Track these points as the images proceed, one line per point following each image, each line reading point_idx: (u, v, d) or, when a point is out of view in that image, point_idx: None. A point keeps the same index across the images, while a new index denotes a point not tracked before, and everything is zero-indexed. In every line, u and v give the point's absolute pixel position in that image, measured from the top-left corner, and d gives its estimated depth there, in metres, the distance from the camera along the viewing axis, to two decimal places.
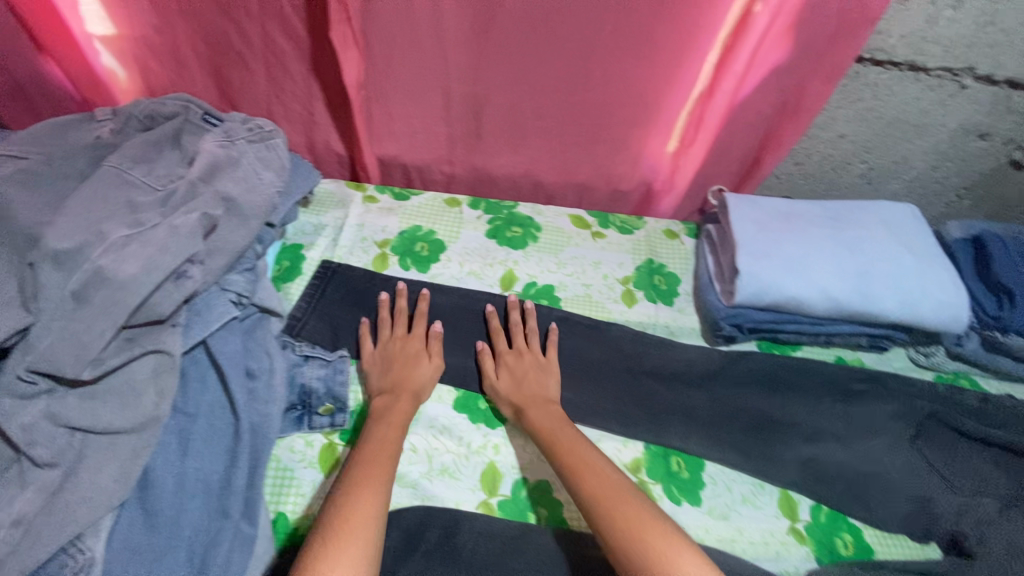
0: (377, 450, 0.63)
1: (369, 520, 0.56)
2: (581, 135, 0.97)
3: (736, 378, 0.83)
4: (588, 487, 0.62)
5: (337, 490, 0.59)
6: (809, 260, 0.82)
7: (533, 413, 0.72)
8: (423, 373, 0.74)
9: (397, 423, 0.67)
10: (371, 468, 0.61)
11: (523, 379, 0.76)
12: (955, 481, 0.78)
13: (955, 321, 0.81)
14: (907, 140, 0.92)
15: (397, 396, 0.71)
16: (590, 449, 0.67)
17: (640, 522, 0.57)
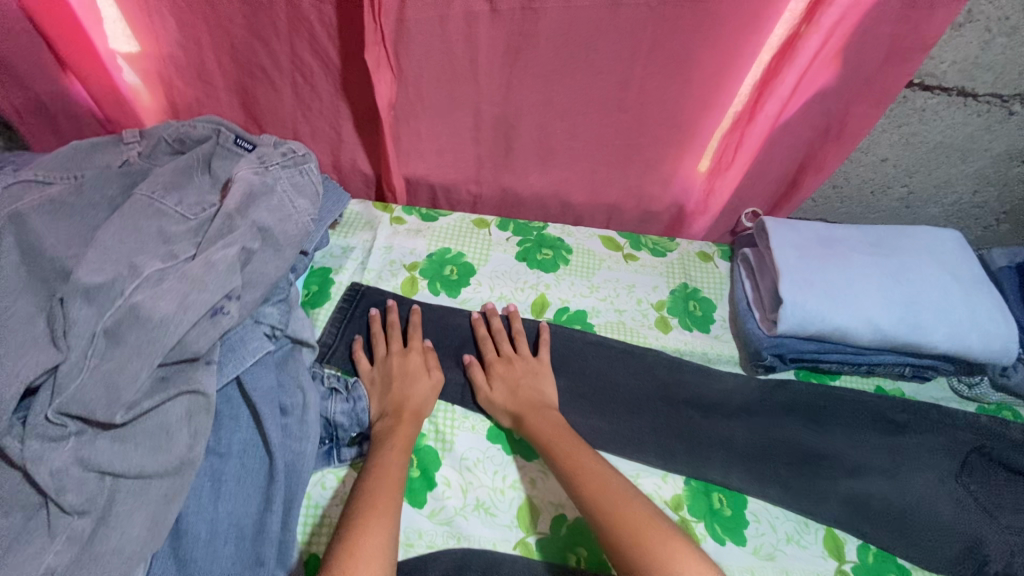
0: (381, 474, 0.62)
1: (376, 552, 0.55)
2: (613, 156, 0.95)
3: (776, 410, 0.81)
4: (591, 498, 0.62)
5: (345, 522, 0.57)
6: (854, 289, 0.79)
7: (529, 423, 0.70)
8: (421, 390, 0.71)
9: (400, 447, 0.65)
10: (376, 497, 0.59)
11: (517, 386, 0.75)
12: (1004, 519, 0.75)
13: (1005, 353, 0.79)
14: (950, 164, 0.89)
15: (395, 418, 0.68)
16: (592, 457, 0.67)
17: (647, 534, 0.57)
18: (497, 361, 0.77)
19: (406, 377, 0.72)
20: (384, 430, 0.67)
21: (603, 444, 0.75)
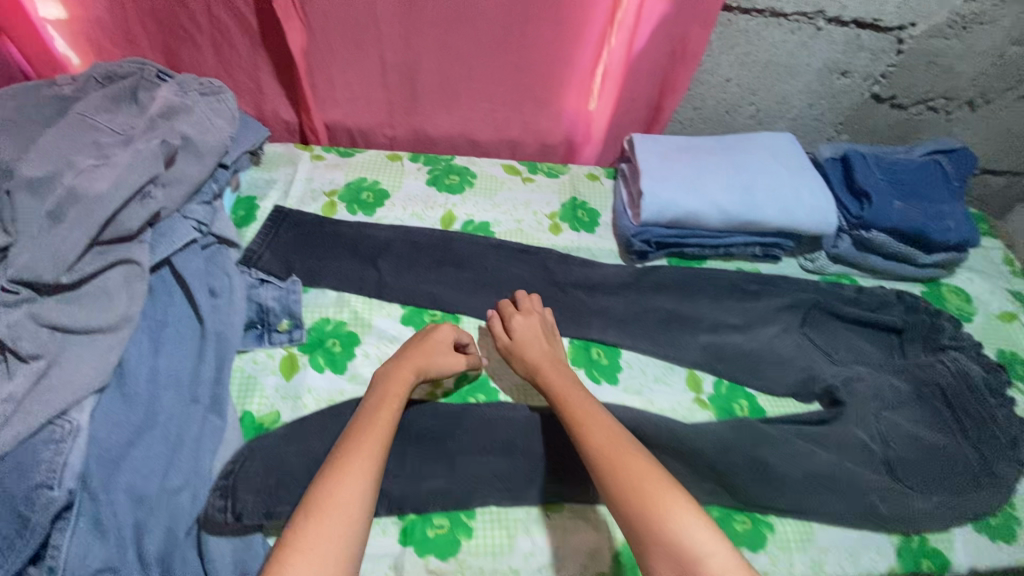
0: (375, 423, 0.66)
1: (356, 500, 0.58)
2: (506, 94, 1.10)
3: (647, 287, 0.96)
4: (592, 452, 0.66)
5: (330, 462, 0.61)
6: (701, 179, 0.96)
7: (542, 377, 0.76)
8: (449, 356, 0.77)
9: (398, 404, 0.69)
10: (367, 446, 0.63)
11: (542, 351, 0.79)
12: (835, 354, 0.92)
13: (827, 222, 0.96)
14: (782, 80, 1.07)
15: (414, 371, 0.74)
16: (594, 412, 0.70)
17: (648, 487, 0.61)
18: (525, 318, 0.82)
19: (437, 338, 0.78)
20: (387, 372, 0.73)
21: None
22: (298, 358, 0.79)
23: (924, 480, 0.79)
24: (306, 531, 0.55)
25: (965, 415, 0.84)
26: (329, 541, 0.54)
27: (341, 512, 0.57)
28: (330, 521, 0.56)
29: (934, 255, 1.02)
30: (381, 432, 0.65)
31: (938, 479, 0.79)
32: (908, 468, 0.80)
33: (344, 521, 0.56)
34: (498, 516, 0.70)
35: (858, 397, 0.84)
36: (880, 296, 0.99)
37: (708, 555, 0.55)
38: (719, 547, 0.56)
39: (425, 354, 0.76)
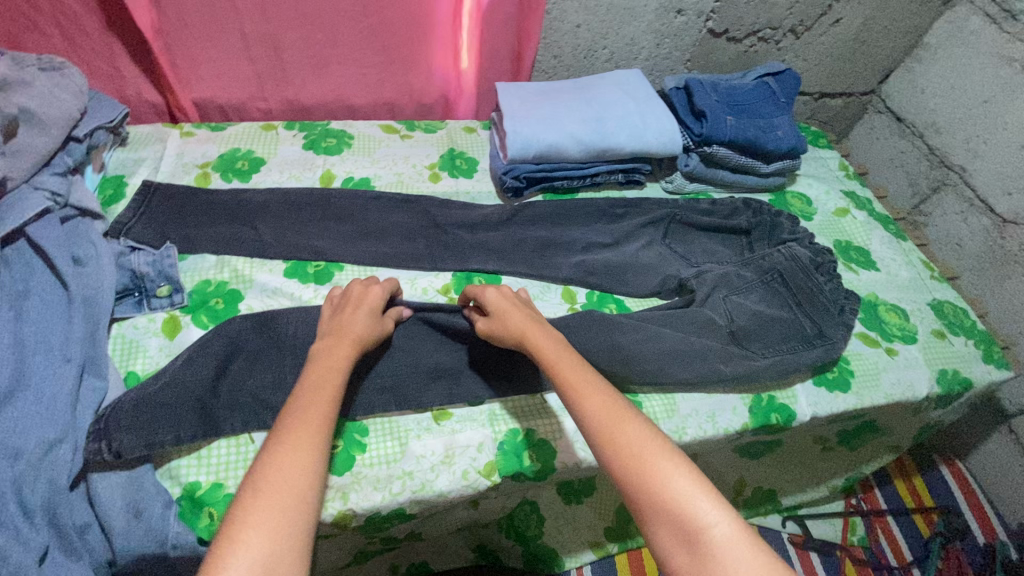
0: (318, 399, 0.62)
1: (298, 476, 0.55)
2: (375, 58, 1.14)
3: (523, 221, 1.04)
4: (585, 415, 0.62)
5: (270, 442, 0.57)
6: (558, 116, 1.05)
7: (531, 343, 0.71)
8: (379, 325, 0.76)
9: (334, 371, 0.66)
10: (307, 419, 0.59)
11: (512, 315, 0.75)
12: (692, 257, 1.05)
13: (673, 142, 1.08)
14: (627, 22, 1.18)
15: (352, 344, 0.71)
16: (584, 371, 0.67)
17: (645, 452, 0.57)
18: (497, 291, 0.79)
19: (369, 315, 0.75)
20: (325, 348, 0.69)
21: (386, 263, 0.93)
22: (180, 318, 0.81)
23: (769, 346, 0.91)
24: (247, 517, 0.51)
25: (801, 292, 0.98)
26: (274, 529, 0.51)
27: (288, 497, 0.53)
28: (277, 508, 0.52)
29: (773, 164, 1.16)
30: (328, 405, 0.62)
31: (779, 344, 0.92)
32: (753, 339, 0.92)
33: (281, 499, 0.53)
34: (388, 430, 0.76)
35: (708, 287, 0.97)
36: (730, 204, 1.12)
37: (710, 522, 0.53)
38: (722, 514, 0.54)
39: (360, 323, 0.73)
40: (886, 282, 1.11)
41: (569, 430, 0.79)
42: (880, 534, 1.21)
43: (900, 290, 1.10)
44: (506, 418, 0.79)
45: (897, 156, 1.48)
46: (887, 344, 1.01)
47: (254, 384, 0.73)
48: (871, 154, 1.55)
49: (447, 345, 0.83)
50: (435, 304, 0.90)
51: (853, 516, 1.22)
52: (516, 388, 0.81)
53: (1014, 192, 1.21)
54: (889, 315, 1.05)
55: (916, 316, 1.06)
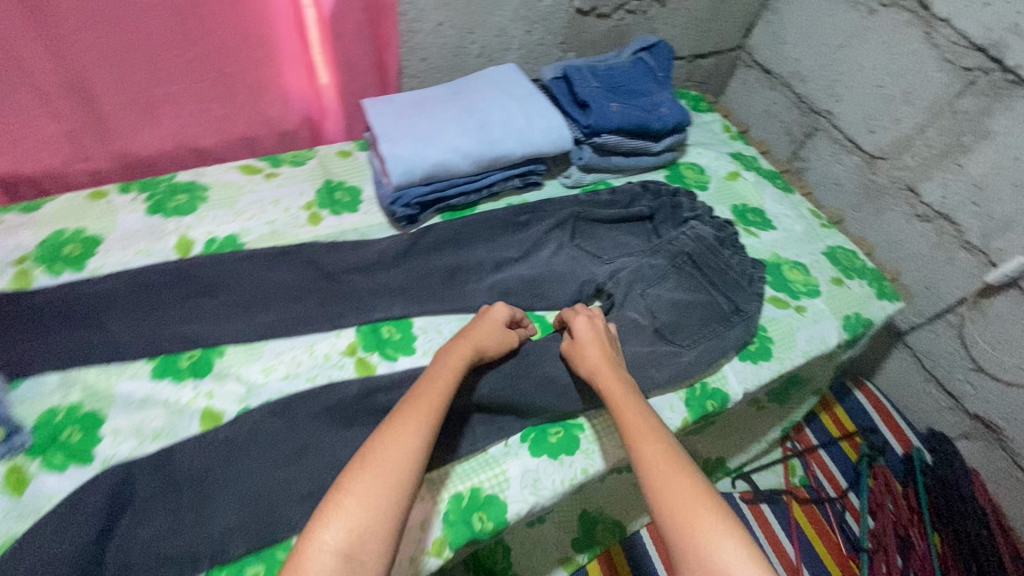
0: (435, 388, 0.68)
1: (405, 454, 0.61)
2: (215, 92, 0.98)
3: (424, 249, 0.95)
4: (640, 460, 0.63)
5: (387, 422, 0.64)
6: (437, 130, 0.96)
7: (599, 381, 0.74)
8: (501, 334, 0.79)
9: (455, 366, 0.72)
10: (420, 405, 0.65)
11: (595, 345, 0.78)
12: (603, 254, 1.02)
13: (564, 138, 1.02)
14: (491, 12, 1.10)
15: (472, 348, 0.75)
16: (647, 420, 0.67)
17: (699, 516, 0.56)
18: (590, 319, 0.81)
19: (495, 326, 0.80)
20: (446, 349, 0.74)
21: (276, 333, 0.81)
22: (25, 466, 0.66)
23: (691, 334, 0.91)
24: (350, 485, 0.57)
25: (711, 270, 0.98)
26: (367, 505, 0.56)
27: (384, 479, 0.58)
28: (374, 486, 0.58)
29: (664, 141, 1.15)
30: (438, 399, 0.67)
31: (700, 329, 0.92)
32: (676, 330, 0.91)
33: (381, 478, 0.58)
34: None
35: (624, 287, 0.96)
36: (629, 191, 1.10)
37: None
38: None
39: (482, 332, 0.78)
40: (784, 240, 1.15)
41: (515, 478, 0.75)
42: (817, 468, 1.31)
43: (797, 245, 1.14)
44: (446, 484, 0.73)
45: (771, 107, 1.53)
46: (796, 302, 1.05)
47: (141, 541, 0.62)
48: (747, 108, 1.60)
49: (364, 418, 0.74)
50: (341, 370, 0.79)
51: (791, 459, 1.30)
52: (450, 446, 0.74)
53: (877, 130, 1.28)
54: (792, 273, 1.09)
55: (816, 268, 1.11)
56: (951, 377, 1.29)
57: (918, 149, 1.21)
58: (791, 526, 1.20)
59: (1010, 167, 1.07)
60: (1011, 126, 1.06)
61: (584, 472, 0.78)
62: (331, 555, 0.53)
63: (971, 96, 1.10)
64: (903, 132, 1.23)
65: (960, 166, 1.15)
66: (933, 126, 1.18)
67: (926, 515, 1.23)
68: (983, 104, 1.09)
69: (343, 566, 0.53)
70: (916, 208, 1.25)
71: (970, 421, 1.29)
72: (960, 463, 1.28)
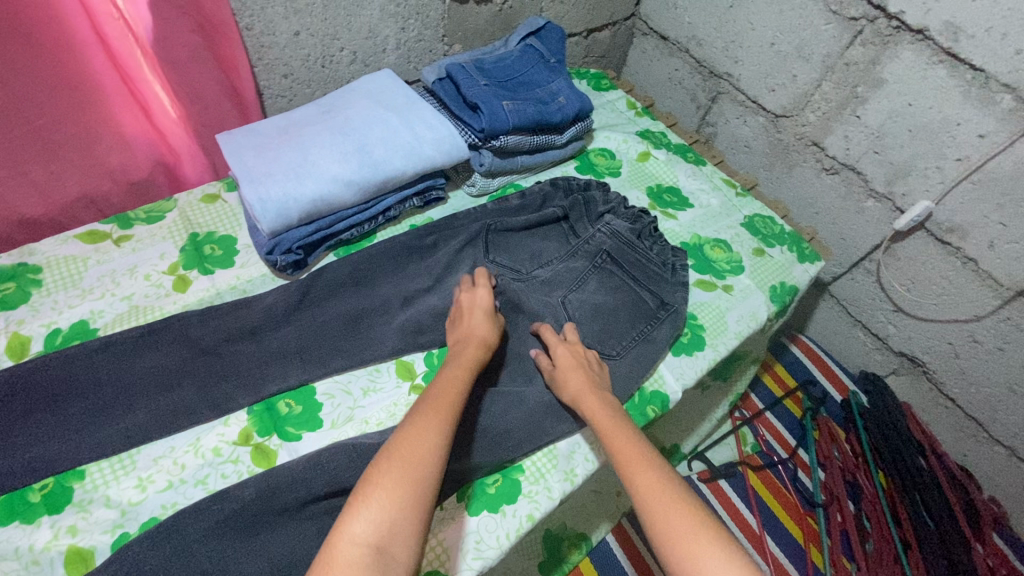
0: (452, 386, 0.69)
1: (427, 448, 0.61)
2: (32, 154, 0.80)
3: (319, 298, 0.83)
4: (638, 494, 0.63)
5: (407, 418, 0.64)
6: (309, 160, 0.83)
7: (587, 408, 0.74)
8: (491, 322, 0.80)
9: (463, 365, 0.73)
10: (439, 401, 0.66)
11: (580, 367, 0.78)
12: (522, 267, 0.94)
13: (457, 148, 0.92)
14: (355, 13, 0.97)
15: (477, 347, 0.76)
16: (641, 446, 0.68)
17: (701, 551, 0.57)
18: (569, 348, 0.80)
19: (490, 322, 0.80)
20: (455, 352, 0.75)
21: (151, 435, 0.69)
22: None
23: (622, 340, 0.88)
24: (378, 479, 0.57)
25: (632, 267, 0.94)
26: (397, 496, 0.56)
27: (411, 475, 0.58)
28: (401, 483, 0.57)
29: (567, 132, 1.08)
30: (456, 394, 0.68)
31: (630, 334, 0.88)
32: (604, 339, 0.88)
33: (407, 474, 0.58)
34: None
35: (545, 305, 0.91)
36: (539, 192, 1.02)
37: None
38: None
39: (476, 327, 0.78)
40: (702, 217, 1.11)
41: (456, 546, 0.69)
42: (766, 432, 1.32)
43: (715, 221, 1.11)
44: None
45: (673, 75, 1.49)
46: (722, 282, 1.02)
47: None
48: (650, 78, 1.56)
49: (271, 521, 0.64)
50: (236, 466, 0.69)
51: (741, 428, 1.31)
52: None
53: (777, 88, 1.26)
54: (715, 252, 1.06)
55: (736, 242, 1.08)
56: (875, 320, 1.33)
57: (817, 103, 1.20)
58: (750, 496, 1.21)
59: (904, 114, 1.07)
60: (901, 73, 1.05)
61: (530, 519, 0.72)
62: (363, 548, 0.53)
63: (860, 46, 1.09)
64: (802, 88, 1.21)
65: (858, 117, 1.15)
66: (829, 79, 1.16)
67: (869, 457, 1.26)
68: (872, 53, 1.08)
69: (372, 559, 0.53)
70: (823, 162, 1.25)
71: (897, 359, 1.33)
72: (893, 400, 1.32)
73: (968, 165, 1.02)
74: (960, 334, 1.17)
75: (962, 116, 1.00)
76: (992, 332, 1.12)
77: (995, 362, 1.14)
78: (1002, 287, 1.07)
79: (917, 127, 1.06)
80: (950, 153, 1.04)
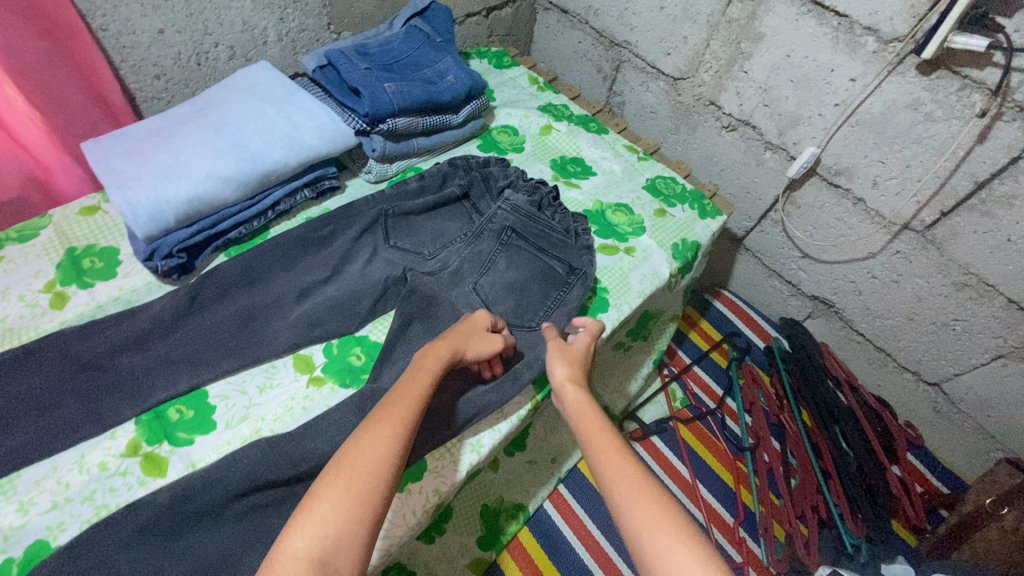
0: (413, 389, 0.67)
1: (381, 452, 0.59)
2: None
3: (211, 300, 0.81)
4: (607, 481, 0.62)
5: (363, 424, 0.63)
6: (181, 160, 0.81)
7: (568, 396, 0.75)
8: (483, 340, 0.77)
9: (431, 365, 0.70)
10: (396, 404, 0.64)
11: (575, 357, 0.80)
12: (423, 248, 0.94)
13: (341, 135, 0.91)
14: (224, 6, 0.94)
15: (451, 348, 0.73)
16: (613, 438, 0.67)
17: (663, 545, 0.55)
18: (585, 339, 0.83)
19: (477, 328, 0.78)
20: (424, 351, 0.73)
21: (31, 456, 0.67)
22: None
23: (536, 313, 0.89)
24: (325, 488, 0.56)
25: (537, 238, 0.95)
26: (339, 511, 0.55)
27: (361, 481, 0.57)
28: (349, 492, 0.56)
29: (462, 111, 1.08)
30: (415, 399, 0.66)
31: (543, 305, 0.90)
32: (522, 314, 0.89)
33: (359, 483, 0.57)
34: None
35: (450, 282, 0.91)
36: (437, 173, 1.02)
37: None
38: None
39: (459, 335, 0.75)
40: (604, 185, 1.14)
41: None
42: (695, 386, 1.36)
43: (618, 187, 1.14)
44: None
45: (577, 48, 1.50)
46: (625, 245, 1.04)
47: None
48: (557, 54, 1.57)
49: (162, 528, 0.62)
50: (125, 478, 0.68)
51: (670, 385, 1.34)
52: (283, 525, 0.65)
53: (671, 52, 1.28)
54: (617, 217, 1.08)
55: (638, 206, 1.11)
56: (787, 268, 1.38)
57: (709, 63, 1.23)
58: (682, 449, 1.25)
59: (785, 65, 1.11)
60: (776, 26, 1.08)
61: (437, 493, 0.74)
62: (304, 561, 0.52)
63: (738, 3, 1.12)
64: (693, 49, 1.24)
65: (745, 72, 1.18)
66: (716, 39, 1.19)
67: (791, 399, 1.31)
68: (749, 9, 1.11)
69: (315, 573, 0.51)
70: (722, 120, 1.29)
71: (811, 302, 1.39)
72: (811, 342, 1.38)
73: (845, 108, 1.07)
74: (860, 272, 1.23)
75: (834, 63, 1.04)
76: (887, 267, 1.18)
77: (893, 294, 1.20)
78: (889, 223, 1.13)
79: (797, 77, 1.10)
80: (829, 99, 1.08)
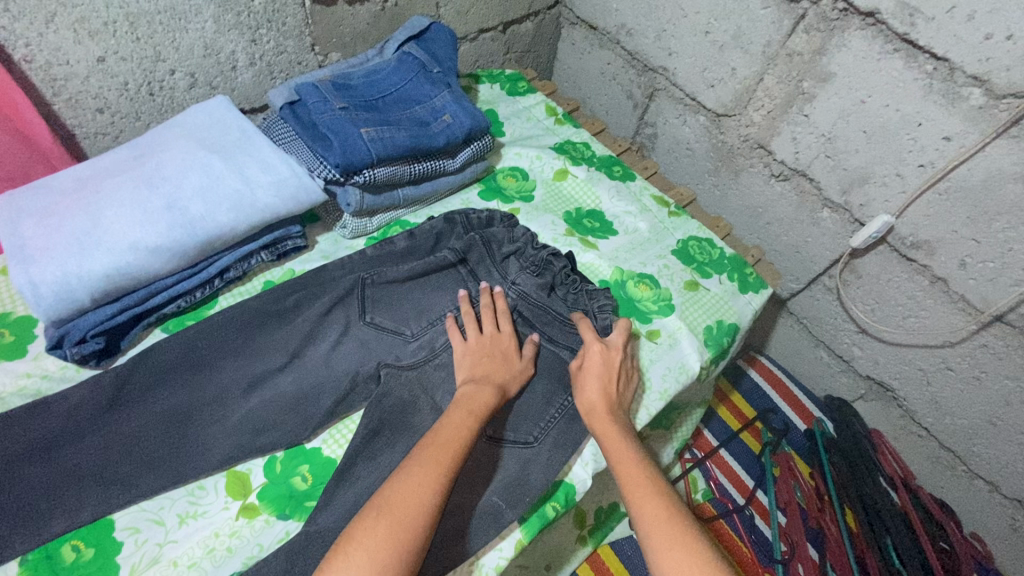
0: (457, 427, 0.63)
1: (424, 493, 0.55)
2: None
3: (133, 393, 0.66)
4: (641, 525, 0.58)
5: (405, 462, 0.59)
6: (101, 224, 0.66)
7: (599, 420, 0.69)
8: (520, 373, 0.73)
9: (473, 409, 0.66)
10: (439, 446, 0.60)
11: (606, 373, 0.72)
12: (405, 330, 0.77)
13: (304, 190, 0.75)
14: (178, 28, 0.79)
15: (496, 387, 0.69)
16: (648, 475, 0.62)
17: None
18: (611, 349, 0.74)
19: (514, 360, 0.74)
20: (466, 391, 0.68)
21: None
22: None
23: (537, 423, 0.72)
24: (364, 528, 0.52)
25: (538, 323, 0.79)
26: (380, 554, 0.50)
27: (400, 525, 0.52)
28: (389, 537, 0.51)
29: (460, 155, 0.91)
30: (460, 440, 0.62)
31: (546, 413, 0.72)
32: (517, 424, 0.71)
33: (401, 523, 0.52)
34: None
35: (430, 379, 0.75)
36: (429, 232, 0.84)
37: None
38: None
39: (500, 371, 0.72)
40: (627, 247, 0.95)
41: None
42: (721, 474, 1.18)
43: (642, 250, 0.95)
44: None
45: (605, 69, 1.31)
46: (647, 327, 0.86)
47: None
48: (582, 75, 1.38)
49: None
50: None
51: (691, 473, 1.16)
52: None
53: (715, 84, 1.08)
54: (640, 290, 0.90)
55: (665, 276, 0.92)
56: (839, 341, 1.17)
57: (760, 101, 1.03)
58: None
59: (857, 113, 0.90)
60: (849, 65, 0.88)
61: None
62: None
63: (802, 33, 0.92)
64: (742, 83, 1.04)
65: (805, 116, 0.98)
66: (770, 73, 0.99)
67: (835, 499, 1.10)
68: (816, 42, 0.91)
69: None
70: (771, 167, 1.09)
71: (865, 383, 1.18)
72: (861, 428, 1.19)
73: (932, 172, 0.86)
74: (931, 360, 1.02)
75: (922, 115, 0.83)
76: (967, 359, 0.97)
77: (971, 391, 0.99)
78: (977, 311, 0.92)
79: (872, 128, 0.89)
80: (911, 159, 0.87)
